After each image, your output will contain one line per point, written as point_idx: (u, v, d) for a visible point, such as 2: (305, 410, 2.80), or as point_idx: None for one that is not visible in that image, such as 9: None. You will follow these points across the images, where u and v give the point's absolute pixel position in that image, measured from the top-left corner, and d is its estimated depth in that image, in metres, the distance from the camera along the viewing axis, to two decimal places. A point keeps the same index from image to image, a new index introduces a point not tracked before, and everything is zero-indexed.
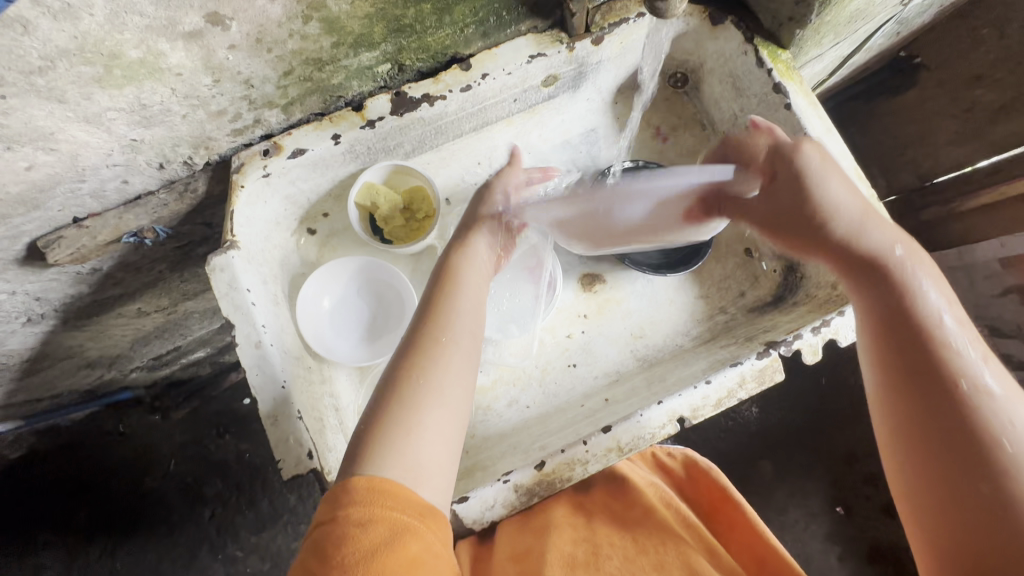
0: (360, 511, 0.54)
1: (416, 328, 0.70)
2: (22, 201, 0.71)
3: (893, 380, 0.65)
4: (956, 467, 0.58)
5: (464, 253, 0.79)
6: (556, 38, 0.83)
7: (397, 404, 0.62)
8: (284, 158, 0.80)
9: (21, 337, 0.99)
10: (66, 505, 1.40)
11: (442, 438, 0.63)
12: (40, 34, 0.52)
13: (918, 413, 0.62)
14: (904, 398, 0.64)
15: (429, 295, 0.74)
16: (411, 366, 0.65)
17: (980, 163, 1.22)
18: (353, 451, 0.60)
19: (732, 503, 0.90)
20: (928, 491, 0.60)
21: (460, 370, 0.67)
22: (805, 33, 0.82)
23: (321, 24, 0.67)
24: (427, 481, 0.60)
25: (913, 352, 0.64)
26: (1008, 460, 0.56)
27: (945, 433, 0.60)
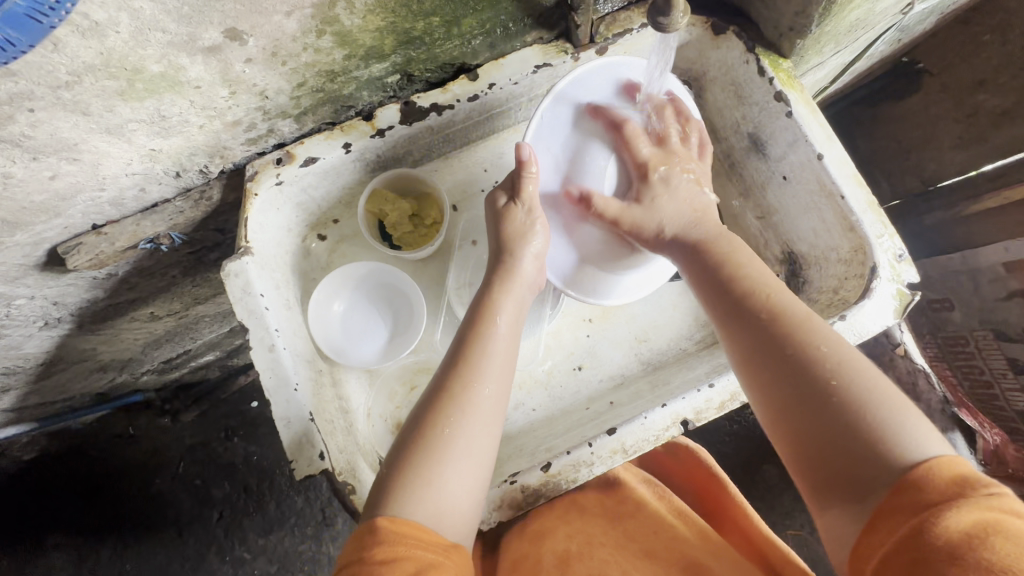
0: (386, 551, 0.54)
1: (450, 367, 0.69)
2: (44, 209, 0.73)
3: (733, 333, 0.68)
4: (801, 396, 0.59)
5: (511, 268, 0.78)
6: (561, 49, 0.85)
7: (423, 450, 0.62)
8: (297, 166, 0.83)
9: (38, 341, 1.01)
10: (79, 505, 1.42)
11: (466, 486, 0.63)
12: (68, 51, 0.54)
13: (756, 363, 0.64)
14: (746, 355, 0.65)
15: (465, 329, 0.73)
16: (440, 410, 0.65)
17: (985, 168, 1.24)
18: (379, 490, 0.61)
19: (720, 483, 0.93)
20: (793, 437, 0.59)
21: (488, 418, 0.67)
22: (805, 43, 0.84)
23: (334, 38, 0.70)
24: (450, 526, 0.60)
25: (738, 299, 0.68)
26: (878, 449, 0.53)
27: (783, 361, 0.62)
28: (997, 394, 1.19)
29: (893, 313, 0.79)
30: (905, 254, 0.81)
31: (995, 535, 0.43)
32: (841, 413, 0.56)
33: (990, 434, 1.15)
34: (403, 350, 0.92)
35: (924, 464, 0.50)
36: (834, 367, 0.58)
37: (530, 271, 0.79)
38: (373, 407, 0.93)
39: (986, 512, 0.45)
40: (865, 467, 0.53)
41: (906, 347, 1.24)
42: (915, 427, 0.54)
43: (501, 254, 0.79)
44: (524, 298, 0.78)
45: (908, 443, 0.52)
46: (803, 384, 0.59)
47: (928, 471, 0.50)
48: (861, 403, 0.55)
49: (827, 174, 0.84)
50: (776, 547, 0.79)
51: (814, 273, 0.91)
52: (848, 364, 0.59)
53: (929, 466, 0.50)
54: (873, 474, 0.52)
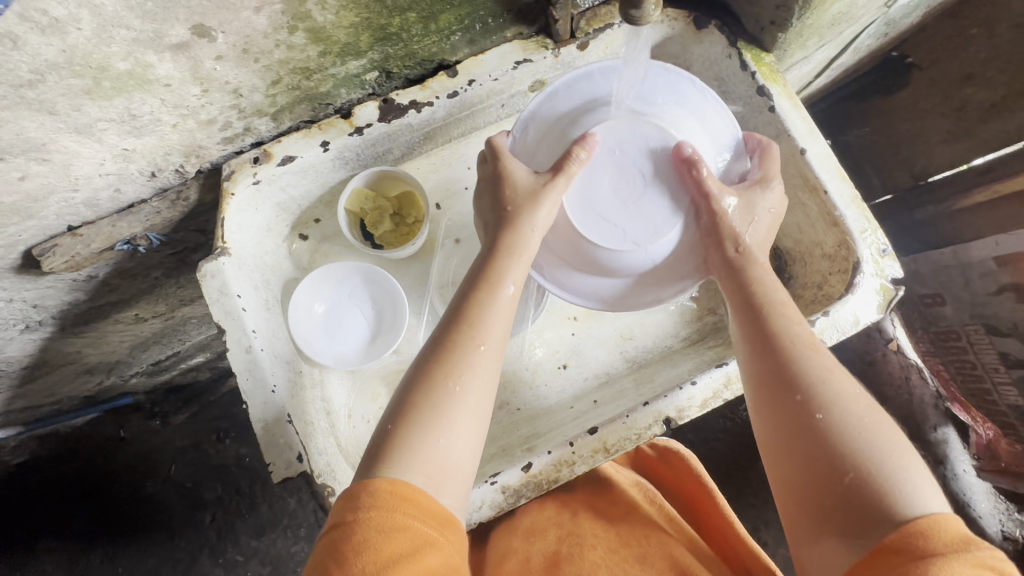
0: (380, 518, 0.53)
1: (451, 324, 0.67)
2: (16, 211, 0.72)
3: (757, 369, 0.68)
4: (819, 437, 0.59)
5: (518, 232, 0.73)
6: (541, 44, 0.85)
7: (419, 415, 0.61)
8: (274, 165, 0.82)
9: (20, 344, 1.00)
10: (68, 510, 1.40)
11: (470, 442, 0.63)
12: (29, 49, 0.53)
13: (777, 399, 0.64)
14: (767, 391, 0.66)
15: (462, 296, 0.70)
16: (439, 373, 0.63)
17: (975, 161, 1.23)
18: (372, 456, 0.59)
19: (707, 492, 0.92)
20: (801, 470, 0.60)
21: (486, 380, 0.65)
22: (787, 37, 0.83)
23: (307, 35, 0.69)
24: (450, 486, 0.59)
25: (768, 335, 0.68)
26: (883, 499, 0.53)
27: (795, 401, 0.62)
28: (989, 387, 1.18)
29: (877, 309, 0.78)
30: (888, 249, 0.80)
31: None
32: (855, 460, 0.56)
33: (982, 428, 1.18)
34: (386, 350, 0.91)
35: (926, 518, 0.51)
36: (857, 419, 0.59)
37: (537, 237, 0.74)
38: (355, 408, 0.92)
39: (981, 573, 0.46)
40: (868, 510, 0.53)
41: (898, 342, 1.27)
42: (924, 485, 0.54)
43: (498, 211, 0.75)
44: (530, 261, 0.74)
45: (914, 499, 0.53)
46: (820, 426, 0.60)
47: (931, 526, 0.50)
48: (874, 455, 0.56)
49: (810, 170, 0.83)
50: (759, 559, 0.80)
51: (800, 268, 0.91)
52: (870, 421, 0.59)
53: (929, 520, 0.51)
54: (876, 518, 0.53)
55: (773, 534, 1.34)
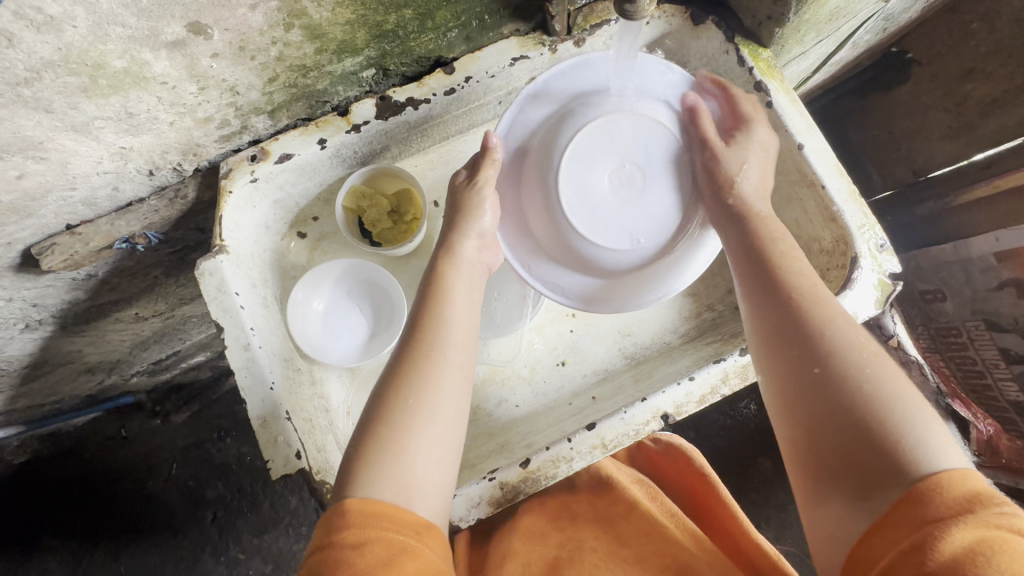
0: (354, 533, 0.55)
1: (405, 341, 0.69)
2: (14, 209, 0.73)
3: (758, 326, 0.68)
4: (827, 391, 0.59)
5: (457, 250, 0.76)
6: (538, 40, 0.84)
7: (386, 428, 0.62)
8: (271, 163, 0.81)
9: (20, 343, 1.00)
10: (71, 509, 1.41)
11: (436, 455, 0.63)
12: (24, 46, 0.53)
13: (783, 352, 0.64)
14: (770, 345, 0.66)
15: (419, 307, 0.72)
16: (400, 383, 0.65)
17: (975, 157, 1.23)
18: (346, 473, 0.61)
19: (711, 485, 0.92)
20: (806, 428, 0.60)
21: (451, 388, 0.66)
22: (784, 32, 0.83)
23: (303, 32, 0.69)
24: (419, 500, 0.60)
25: (771, 288, 0.68)
26: (892, 455, 0.53)
27: (801, 351, 0.63)
28: (989, 383, 1.19)
29: (874, 304, 0.78)
30: (886, 244, 0.80)
31: (996, 553, 0.44)
32: (864, 414, 0.56)
33: (982, 423, 1.21)
34: (385, 347, 0.91)
35: (939, 475, 0.51)
36: (861, 370, 0.59)
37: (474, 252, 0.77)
38: (354, 405, 0.92)
39: (988, 532, 0.46)
40: (881, 467, 0.53)
41: (899, 339, 1.28)
42: (937, 440, 0.54)
43: (449, 233, 0.78)
44: (478, 271, 0.78)
45: (926, 456, 0.52)
46: (829, 379, 0.59)
47: (943, 483, 0.50)
48: (885, 408, 0.56)
49: (808, 165, 0.83)
50: (766, 554, 0.79)
51: None
52: (873, 372, 0.59)
53: (943, 477, 0.50)
54: (887, 477, 0.52)
55: (773, 530, 1.34)
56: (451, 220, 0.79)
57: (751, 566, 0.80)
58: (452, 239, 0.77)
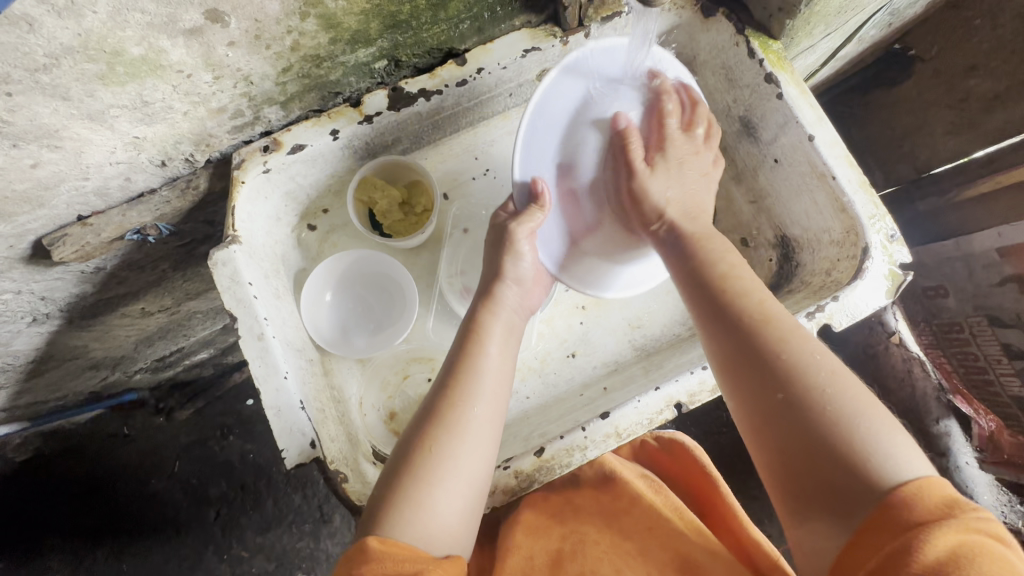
0: (372, 571, 0.54)
1: (439, 392, 0.69)
2: (27, 199, 0.72)
3: (718, 350, 0.67)
4: (795, 410, 0.58)
5: (496, 295, 0.77)
6: (550, 32, 0.84)
7: (412, 477, 0.62)
8: (284, 154, 0.81)
9: (27, 337, 1.00)
10: (73, 507, 1.41)
11: (458, 505, 0.63)
12: (45, 32, 0.53)
13: (745, 372, 0.63)
14: (732, 370, 0.65)
15: (455, 353, 0.73)
16: (428, 435, 0.65)
17: (975, 154, 1.24)
18: (374, 513, 0.61)
19: (711, 481, 0.92)
20: (777, 456, 0.59)
21: (481, 443, 0.66)
22: (795, 24, 0.83)
23: (318, 21, 0.69)
24: (437, 544, 0.60)
25: (722, 306, 0.67)
26: (861, 473, 0.54)
27: (762, 374, 0.62)
28: (992, 379, 1.19)
29: (885, 294, 0.78)
30: (896, 235, 0.80)
31: (978, 558, 0.45)
32: (830, 439, 0.56)
33: (984, 420, 1.17)
34: (396, 337, 0.91)
35: (908, 485, 0.52)
36: (821, 391, 0.58)
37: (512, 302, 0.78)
38: (366, 396, 0.92)
39: (967, 538, 0.47)
40: (851, 489, 0.54)
41: (901, 335, 1.25)
42: (902, 449, 0.55)
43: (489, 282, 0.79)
44: (513, 320, 0.78)
45: (894, 470, 0.53)
46: (789, 399, 0.59)
47: (916, 491, 0.51)
48: (849, 421, 0.56)
49: (818, 156, 0.83)
50: (767, 553, 0.79)
51: (807, 255, 0.91)
52: (833, 390, 0.58)
53: (911, 486, 0.51)
54: (855, 493, 0.53)
55: (777, 526, 1.34)
56: (495, 262, 0.80)
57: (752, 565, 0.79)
58: (489, 292, 0.77)
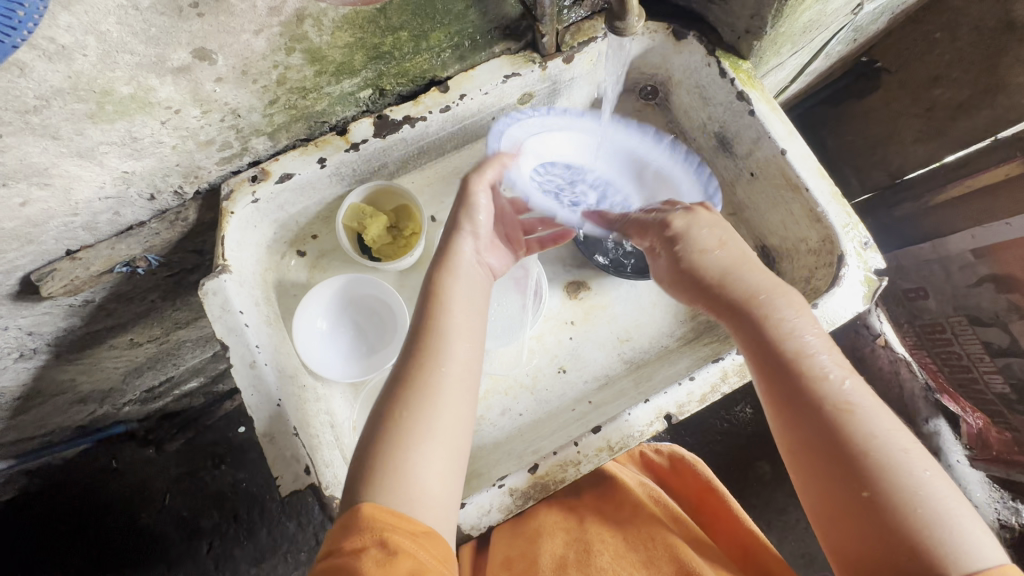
0: (355, 538, 0.55)
1: (405, 360, 0.66)
2: (16, 236, 0.73)
3: (774, 380, 0.64)
4: (869, 513, 0.55)
5: (451, 258, 0.73)
6: (528, 58, 0.87)
7: (386, 446, 0.60)
8: (272, 183, 0.83)
9: (13, 373, 0.99)
10: (60, 546, 1.38)
11: (438, 472, 0.61)
12: (35, 75, 0.55)
13: (806, 415, 0.60)
14: (789, 404, 0.62)
15: (419, 315, 0.69)
16: (398, 401, 0.62)
17: (946, 159, 1.27)
18: (353, 480, 0.60)
19: (720, 496, 0.92)
20: (831, 492, 0.58)
21: (451, 403, 0.64)
22: (762, 45, 0.87)
23: (303, 55, 0.71)
24: (425, 511, 0.58)
25: (798, 396, 0.61)
26: (921, 530, 0.52)
27: (821, 409, 0.60)
28: (976, 377, 1.22)
29: (862, 299, 0.81)
30: (870, 242, 0.84)
31: None
32: (887, 490, 0.54)
33: (972, 419, 1.18)
34: (388, 361, 0.92)
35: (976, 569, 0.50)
36: (881, 434, 0.57)
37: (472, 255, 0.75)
38: (360, 420, 0.92)
39: None
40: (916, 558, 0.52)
41: (886, 337, 1.26)
42: (966, 516, 0.53)
43: (449, 239, 0.76)
44: (477, 280, 0.74)
45: (965, 547, 0.51)
46: (862, 494, 0.56)
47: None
48: (897, 479, 0.55)
49: (792, 169, 0.87)
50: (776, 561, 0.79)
51: (788, 264, 0.94)
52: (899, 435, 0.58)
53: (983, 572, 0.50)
54: (920, 561, 0.51)
55: (776, 533, 1.35)
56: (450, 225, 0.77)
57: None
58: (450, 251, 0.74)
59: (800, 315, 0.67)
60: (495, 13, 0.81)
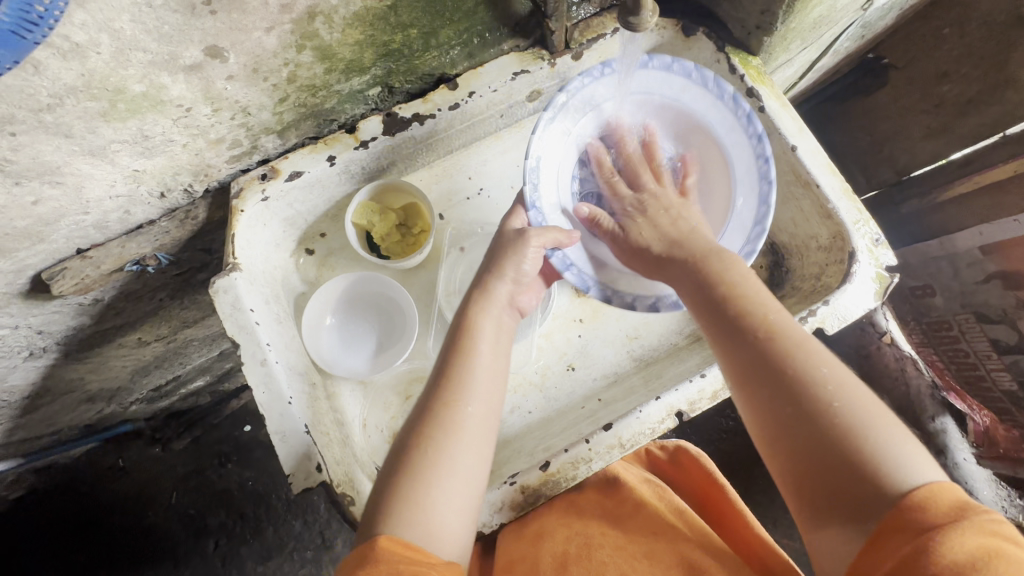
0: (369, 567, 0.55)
1: (433, 390, 0.68)
2: (28, 235, 0.73)
3: (717, 338, 0.67)
4: (803, 430, 0.58)
5: (485, 290, 0.75)
6: (537, 55, 0.87)
7: (409, 478, 0.62)
8: (282, 181, 0.83)
9: (23, 372, 0.99)
10: (69, 543, 1.38)
11: (457, 507, 0.62)
12: (50, 74, 0.56)
13: (746, 363, 0.63)
14: (731, 357, 0.65)
15: (449, 349, 0.71)
16: (423, 433, 0.64)
17: (954, 155, 1.27)
18: (373, 511, 0.61)
19: (722, 489, 0.91)
20: (785, 442, 0.59)
21: (475, 443, 0.65)
22: (772, 40, 0.87)
23: (314, 53, 0.71)
24: (442, 546, 0.60)
25: (729, 329, 0.66)
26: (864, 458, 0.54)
27: (759, 357, 0.62)
28: (983, 374, 1.21)
29: (873, 296, 0.81)
30: (881, 238, 0.83)
31: (998, 565, 0.45)
32: (831, 426, 0.57)
33: (979, 416, 1.18)
34: (396, 359, 0.92)
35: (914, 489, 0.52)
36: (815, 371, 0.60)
37: (506, 290, 0.75)
38: (369, 417, 0.92)
39: (985, 539, 0.47)
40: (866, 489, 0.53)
41: (892, 335, 1.25)
42: (906, 446, 0.55)
43: (484, 274, 0.77)
44: (506, 314, 0.76)
45: (903, 470, 0.53)
46: (799, 412, 0.59)
47: (926, 497, 0.51)
48: (837, 414, 0.57)
49: (803, 165, 0.86)
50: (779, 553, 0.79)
51: (797, 261, 0.93)
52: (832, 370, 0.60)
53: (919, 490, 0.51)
54: (868, 493, 0.53)
55: (783, 532, 1.35)
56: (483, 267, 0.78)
57: (764, 568, 0.78)
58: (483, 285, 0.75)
59: (732, 259, 0.72)
60: (504, 10, 0.81)
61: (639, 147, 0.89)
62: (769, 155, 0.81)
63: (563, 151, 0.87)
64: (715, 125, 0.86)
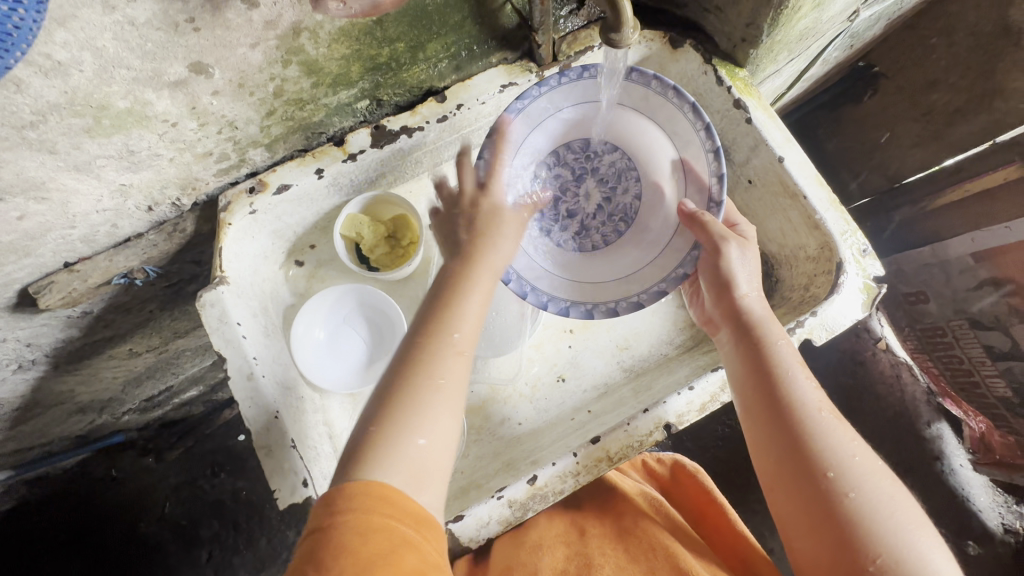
0: (357, 517, 0.54)
1: (421, 326, 0.66)
2: (13, 250, 0.73)
3: (760, 407, 0.68)
4: (824, 511, 0.60)
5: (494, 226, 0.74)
6: (525, 68, 0.88)
7: (397, 408, 0.61)
8: (270, 194, 0.83)
9: (12, 385, 0.99)
10: (59, 556, 1.37)
11: (443, 442, 0.62)
12: (32, 91, 0.56)
13: (785, 441, 0.65)
14: (771, 429, 0.66)
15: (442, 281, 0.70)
16: (410, 371, 0.63)
17: (945, 163, 1.26)
18: (354, 452, 0.60)
19: (721, 509, 0.90)
20: (804, 516, 0.62)
21: (457, 378, 0.64)
22: (758, 53, 0.87)
23: (300, 68, 0.71)
24: (425, 485, 0.60)
25: (775, 405, 0.67)
26: (876, 552, 0.57)
27: (798, 440, 0.64)
28: (978, 380, 1.18)
29: (861, 307, 0.81)
30: (868, 249, 0.83)
31: None
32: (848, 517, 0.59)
33: (974, 420, 1.17)
34: None
35: None
36: (851, 463, 0.61)
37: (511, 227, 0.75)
38: None
39: None
40: None
41: (887, 340, 1.28)
42: (923, 542, 0.57)
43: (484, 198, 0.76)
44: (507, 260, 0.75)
45: (917, 568, 0.55)
46: (823, 501, 0.61)
47: None
48: (857, 509, 0.59)
49: (790, 176, 0.86)
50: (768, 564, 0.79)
51: (785, 271, 0.94)
52: (863, 462, 0.62)
53: None
54: None
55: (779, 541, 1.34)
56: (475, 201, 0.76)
57: None
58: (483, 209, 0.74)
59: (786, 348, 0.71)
60: (491, 24, 0.82)
61: (611, 157, 0.92)
62: (723, 173, 0.80)
63: (517, 156, 0.89)
64: (674, 141, 0.86)
